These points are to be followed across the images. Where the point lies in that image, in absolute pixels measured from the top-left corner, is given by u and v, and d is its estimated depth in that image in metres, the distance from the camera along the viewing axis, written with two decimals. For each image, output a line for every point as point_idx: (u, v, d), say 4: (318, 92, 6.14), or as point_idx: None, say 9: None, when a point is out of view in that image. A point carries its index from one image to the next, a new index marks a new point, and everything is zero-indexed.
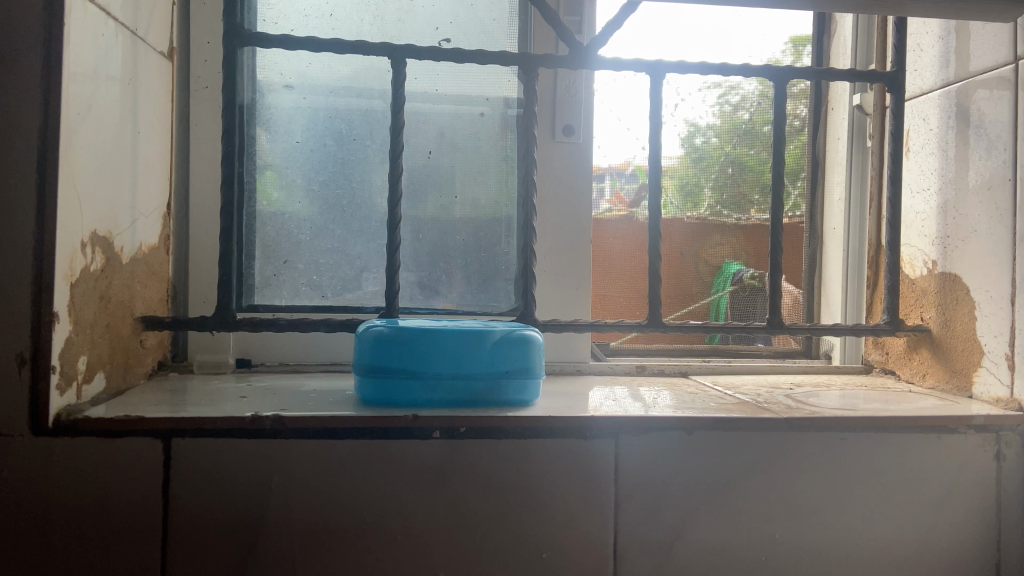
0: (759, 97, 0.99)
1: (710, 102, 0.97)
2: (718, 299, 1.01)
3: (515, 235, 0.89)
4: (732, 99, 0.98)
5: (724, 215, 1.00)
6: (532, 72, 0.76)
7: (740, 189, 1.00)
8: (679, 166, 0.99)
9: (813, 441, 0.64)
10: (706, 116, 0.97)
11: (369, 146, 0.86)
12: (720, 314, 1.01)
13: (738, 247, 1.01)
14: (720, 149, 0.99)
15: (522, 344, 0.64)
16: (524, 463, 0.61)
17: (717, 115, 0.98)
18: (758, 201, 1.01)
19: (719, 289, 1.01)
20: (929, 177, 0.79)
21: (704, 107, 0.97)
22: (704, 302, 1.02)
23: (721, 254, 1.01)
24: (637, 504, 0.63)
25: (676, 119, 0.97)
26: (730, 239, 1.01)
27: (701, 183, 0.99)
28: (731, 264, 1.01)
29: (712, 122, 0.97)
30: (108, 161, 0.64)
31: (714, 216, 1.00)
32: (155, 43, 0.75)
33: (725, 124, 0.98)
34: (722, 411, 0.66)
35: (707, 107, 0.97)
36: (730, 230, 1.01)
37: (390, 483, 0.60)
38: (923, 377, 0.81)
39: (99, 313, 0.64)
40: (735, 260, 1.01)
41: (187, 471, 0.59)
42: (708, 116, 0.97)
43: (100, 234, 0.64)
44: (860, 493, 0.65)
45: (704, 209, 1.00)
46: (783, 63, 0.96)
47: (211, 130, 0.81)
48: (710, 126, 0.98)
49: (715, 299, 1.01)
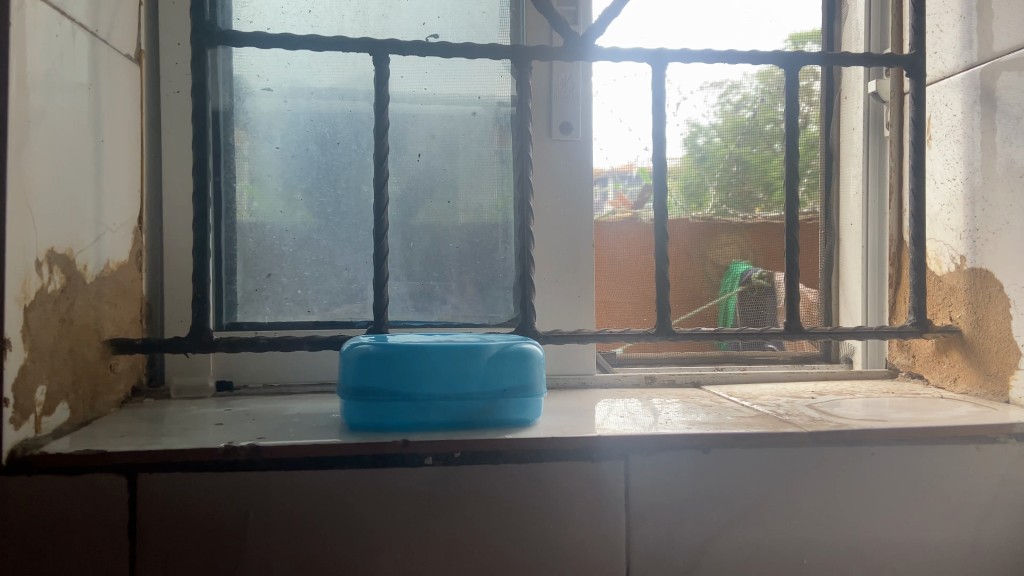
0: (761, 94, 0.93)
1: (711, 102, 0.92)
2: (727, 299, 0.96)
3: (513, 240, 0.84)
4: (733, 99, 0.92)
5: (730, 215, 0.95)
6: (526, 66, 0.71)
7: (745, 187, 0.94)
8: (682, 167, 0.93)
9: (841, 457, 0.59)
10: (708, 116, 0.92)
11: (355, 150, 0.81)
12: (729, 318, 0.96)
13: (746, 246, 0.95)
14: (723, 148, 0.93)
15: (520, 359, 0.59)
16: (526, 490, 0.56)
17: (718, 115, 0.93)
18: (763, 198, 0.95)
19: (728, 290, 0.96)
20: (954, 166, 0.74)
21: (705, 109, 0.92)
22: (714, 303, 0.96)
23: (728, 255, 0.95)
24: (651, 531, 0.57)
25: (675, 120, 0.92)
26: (738, 239, 0.95)
27: (706, 182, 0.94)
28: (738, 264, 0.96)
29: (714, 122, 0.92)
30: (66, 173, 0.59)
31: (720, 215, 0.95)
32: (120, 46, 0.70)
33: (728, 123, 0.93)
34: (741, 426, 0.60)
35: (707, 108, 0.92)
36: (736, 230, 0.95)
37: (381, 514, 0.55)
38: (953, 382, 0.74)
39: (59, 337, 0.59)
40: (743, 260, 0.96)
41: (156, 509, 0.54)
42: (709, 116, 0.92)
43: (58, 251, 0.58)
44: (893, 509, 0.60)
45: (709, 209, 0.94)
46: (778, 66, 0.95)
47: (184, 140, 0.76)
48: (713, 126, 0.93)
49: (725, 299, 0.96)
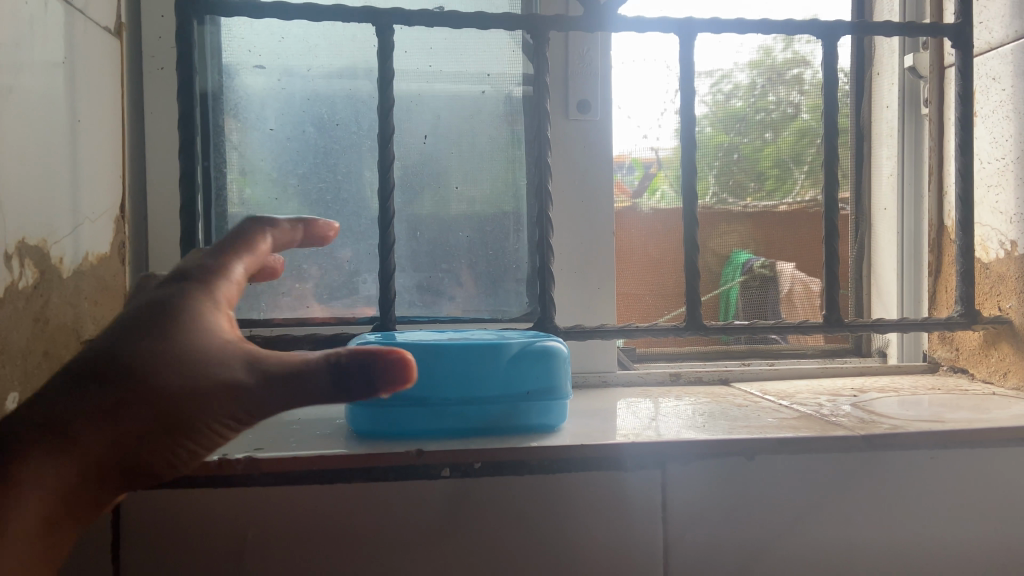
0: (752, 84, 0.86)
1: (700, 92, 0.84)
2: (727, 289, 0.88)
3: (526, 228, 0.78)
4: (724, 87, 0.85)
5: (729, 203, 0.88)
6: (542, 37, 0.65)
7: (736, 176, 0.87)
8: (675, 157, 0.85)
9: (899, 463, 0.54)
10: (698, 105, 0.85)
11: (355, 132, 0.75)
12: (729, 310, 0.88)
13: (747, 235, 0.88)
14: (717, 138, 0.86)
15: (545, 359, 0.53)
16: (553, 504, 0.51)
17: (708, 105, 0.85)
18: (754, 188, 0.88)
19: (728, 280, 0.88)
20: (1003, 144, 0.68)
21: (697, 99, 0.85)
22: (713, 293, 0.88)
23: (727, 243, 0.88)
24: (691, 548, 0.52)
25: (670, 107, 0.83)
26: (738, 227, 0.88)
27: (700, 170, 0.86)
28: (740, 253, 0.88)
29: (704, 112, 0.85)
30: (37, 156, 0.53)
31: (720, 204, 0.88)
32: (98, 17, 0.64)
33: (720, 113, 0.85)
34: (786, 428, 0.55)
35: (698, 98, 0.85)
36: (736, 218, 0.88)
37: (393, 536, 0.50)
38: (1003, 376, 0.69)
39: (33, 338, 0.53)
40: (744, 249, 0.88)
41: (142, 529, 0.48)
42: (701, 105, 0.85)
43: (31, 243, 0.53)
44: (954, 519, 0.54)
45: (706, 198, 0.87)
46: (774, 52, 0.86)
47: (169, 121, 0.70)
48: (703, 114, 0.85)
49: (725, 289, 0.88)
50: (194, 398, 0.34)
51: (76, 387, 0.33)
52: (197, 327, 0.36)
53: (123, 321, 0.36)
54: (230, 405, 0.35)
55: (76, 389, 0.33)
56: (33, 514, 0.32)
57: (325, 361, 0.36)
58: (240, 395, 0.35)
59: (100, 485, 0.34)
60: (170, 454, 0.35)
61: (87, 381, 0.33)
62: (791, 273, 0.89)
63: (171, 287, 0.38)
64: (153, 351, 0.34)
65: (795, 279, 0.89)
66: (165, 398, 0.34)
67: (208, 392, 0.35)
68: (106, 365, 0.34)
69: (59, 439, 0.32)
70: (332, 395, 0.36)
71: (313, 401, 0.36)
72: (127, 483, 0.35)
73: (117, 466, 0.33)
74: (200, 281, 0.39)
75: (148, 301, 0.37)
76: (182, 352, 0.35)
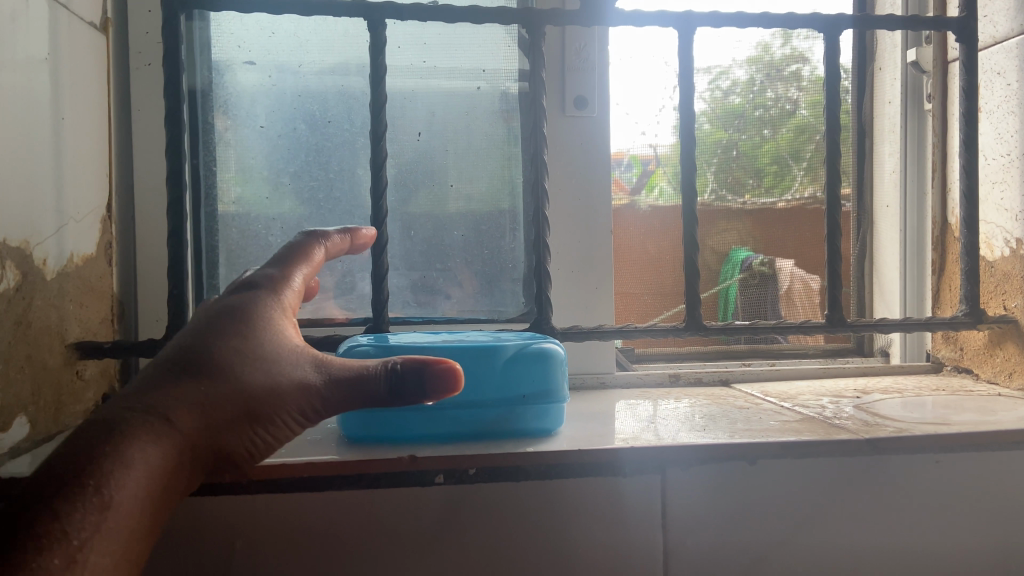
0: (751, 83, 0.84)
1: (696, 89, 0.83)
2: (727, 286, 0.87)
3: (522, 227, 0.77)
4: (721, 84, 0.84)
5: (727, 199, 0.86)
6: (538, 32, 0.64)
7: (734, 172, 0.86)
8: (674, 154, 0.83)
9: (904, 467, 0.52)
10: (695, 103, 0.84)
11: (348, 130, 0.74)
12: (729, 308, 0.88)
13: (746, 233, 0.87)
14: (716, 135, 0.85)
15: (541, 362, 0.52)
16: (549, 511, 0.50)
17: (704, 101, 0.84)
18: (753, 184, 0.86)
19: (727, 278, 0.87)
20: (1008, 140, 0.67)
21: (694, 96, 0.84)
22: (711, 292, 0.88)
23: (727, 241, 0.87)
24: (691, 555, 0.51)
25: (670, 103, 0.82)
26: (736, 225, 0.87)
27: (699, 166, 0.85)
28: (738, 251, 0.87)
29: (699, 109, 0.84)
30: (19, 154, 0.52)
31: (719, 200, 0.86)
32: (83, 12, 0.62)
33: (716, 111, 0.84)
34: (789, 432, 0.53)
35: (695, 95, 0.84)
36: (736, 216, 0.87)
37: (385, 544, 0.49)
38: (1008, 376, 0.68)
39: (15, 342, 0.52)
40: (743, 246, 0.87)
41: None
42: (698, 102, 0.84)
43: (12, 244, 0.51)
44: (961, 524, 0.53)
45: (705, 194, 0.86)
46: (772, 49, 0.84)
47: (157, 119, 0.69)
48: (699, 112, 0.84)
49: (724, 287, 0.88)
50: (271, 394, 0.39)
51: (171, 378, 0.37)
52: (269, 333, 0.41)
53: (205, 325, 0.41)
54: (301, 399, 0.40)
55: (172, 380, 0.37)
56: (140, 488, 0.34)
57: (383, 367, 0.40)
58: (310, 391, 0.40)
59: (191, 466, 0.37)
60: (248, 441, 0.39)
61: (181, 373, 0.38)
62: (791, 271, 0.87)
63: (242, 294, 0.43)
64: (238, 349, 0.39)
65: (795, 278, 0.87)
66: (249, 390, 0.38)
67: (282, 386, 0.39)
68: (199, 360, 0.38)
69: (161, 420, 0.36)
70: (388, 400, 0.40)
71: (370, 403, 0.40)
72: (211, 465, 0.39)
73: (207, 448, 0.38)
74: (268, 290, 0.44)
75: (224, 307, 0.42)
76: (260, 353, 0.40)
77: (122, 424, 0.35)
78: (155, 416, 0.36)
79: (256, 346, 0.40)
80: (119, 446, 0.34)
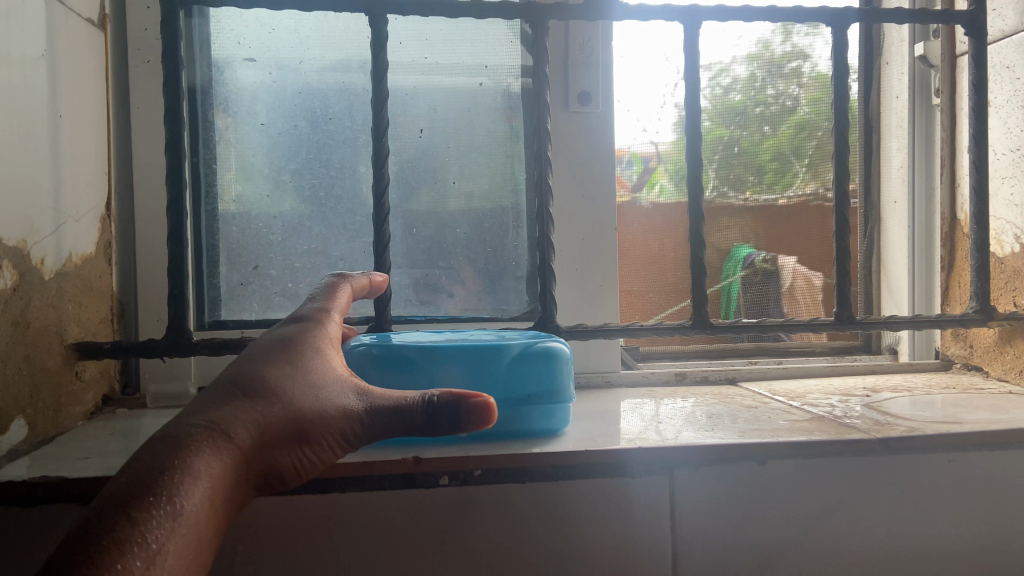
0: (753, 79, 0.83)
1: None
2: (728, 284, 0.86)
3: (525, 224, 0.76)
4: (722, 81, 0.83)
5: (730, 197, 0.85)
6: (542, 27, 0.63)
7: (733, 169, 0.85)
8: (675, 151, 0.82)
9: (917, 467, 0.51)
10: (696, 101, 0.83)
11: (349, 127, 0.73)
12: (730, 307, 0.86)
13: (749, 229, 0.86)
14: (716, 131, 0.84)
15: (546, 361, 0.51)
16: (555, 513, 0.49)
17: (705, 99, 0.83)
18: (753, 181, 0.85)
19: (729, 275, 0.86)
20: (1018, 135, 0.66)
21: None
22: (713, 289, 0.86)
23: (728, 239, 0.86)
24: (699, 556, 0.50)
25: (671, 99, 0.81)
26: (737, 221, 0.85)
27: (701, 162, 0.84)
28: (741, 247, 0.85)
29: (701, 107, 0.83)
30: (16, 152, 0.51)
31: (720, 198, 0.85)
32: (81, 8, 0.61)
33: (716, 107, 0.84)
34: (799, 431, 0.53)
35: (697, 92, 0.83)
36: (737, 212, 0.85)
37: (390, 546, 0.48)
38: (1019, 374, 0.67)
39: (13, 343, 0.51)
40: (745, 243, 0.86)
41: None
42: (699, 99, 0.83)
43: (10, 243, 0.50)
44: (973, 524, 0.52)
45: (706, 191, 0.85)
46: (772, 46, 0.83)
47: (156, 116, 0.68)
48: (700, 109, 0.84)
49: (725, 285, 0.86)
50: (318, 417, 0.37)
51: (226, 397, 0.36)
52: (313, 362, 0.40)
53: (257, 354, 0.40)
54: (344, 424, 0.37)
55: (226, 397, 0.35)
56: (207, 501, 0.32)
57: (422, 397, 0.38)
58: (354, 416, 0.37)
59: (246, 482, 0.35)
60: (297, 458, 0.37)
61: (234, 392, 0.36)
62: (792, 267, 0.87)
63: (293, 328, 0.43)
64: (287, 372, 0.38)
65: (795, 274, 0.87)
66: (299, 412, 0.36)
67: (328, 411, 0.37)
68: (251, 381, 0.37)
69: (222, 436, 0.33)
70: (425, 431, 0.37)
71: (412, 433, 0.38)
72: (261, 485, 0.36)
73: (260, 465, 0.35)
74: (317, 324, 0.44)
75: (275, 340, 0.41)
76: (308, 377, 0.38)
77: (182, 436, 0.33)
78: (212, 429, 0.34)
79: (302, 373, 0.38)
80: (184, 457, 0.32)
